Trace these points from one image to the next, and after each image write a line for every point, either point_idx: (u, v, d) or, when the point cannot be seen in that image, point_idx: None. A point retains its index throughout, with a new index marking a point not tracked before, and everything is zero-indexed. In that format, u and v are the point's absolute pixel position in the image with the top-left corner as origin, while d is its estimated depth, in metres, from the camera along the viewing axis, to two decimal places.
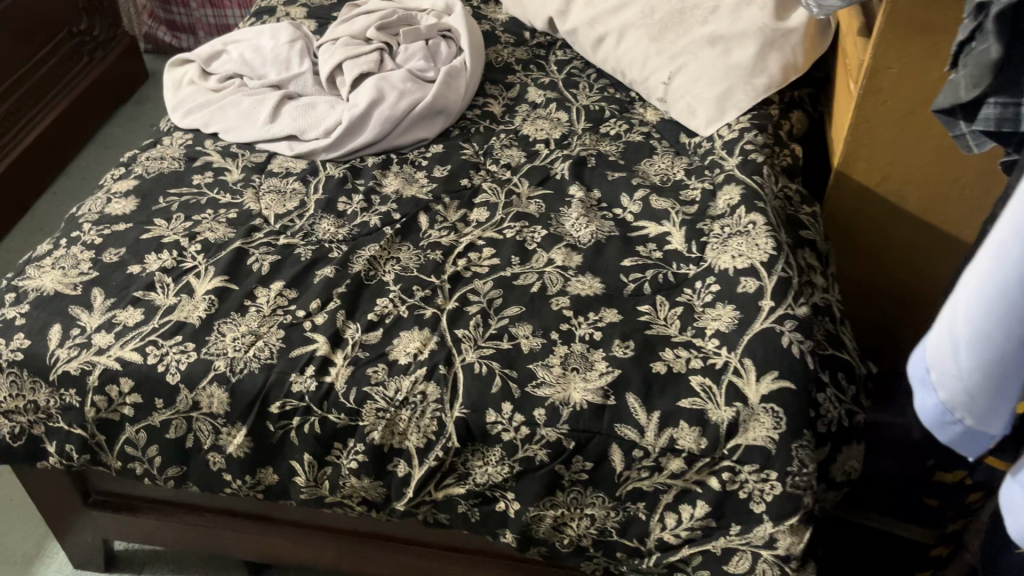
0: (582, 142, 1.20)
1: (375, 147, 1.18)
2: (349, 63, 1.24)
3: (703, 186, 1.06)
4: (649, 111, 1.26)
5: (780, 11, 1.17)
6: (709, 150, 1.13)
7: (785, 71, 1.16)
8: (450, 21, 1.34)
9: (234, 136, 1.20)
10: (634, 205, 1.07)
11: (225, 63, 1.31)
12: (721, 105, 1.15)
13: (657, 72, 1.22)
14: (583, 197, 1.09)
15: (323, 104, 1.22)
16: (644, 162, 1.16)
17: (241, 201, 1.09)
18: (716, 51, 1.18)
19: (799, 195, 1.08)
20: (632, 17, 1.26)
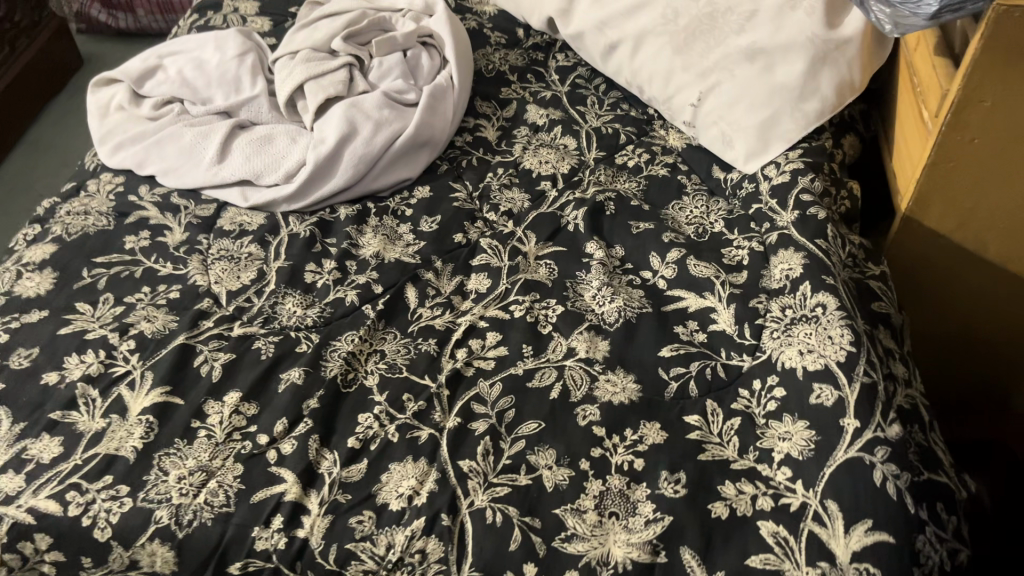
0: (596, 179, 1.01)
1: (348, 193, 0.98)
2: (312, 84, 1.03)
3: (751, 247, 0.87)
4: (672, 135, 1.06)
5: (831, 15, 0.96)
6: (753, 194, 0.93)
7: (839, 92, 0.96)
8: (431, 25, 1.13)
9: (176, 181, 0.99)
10: (666, 268, 0.88)
11: (160, 83, 1.08)
12: (764, 136, 0.96)
13: (683, 91, 1.02)
14: (603, 258, 0.90)
15: (282, 138, 1.02)
16: (672, 206, 0.97)
17: (186, 274, 0.89)
18: (755, 67, 0.98)
19: (863, 250, 0.90)
20: (650, 21, 1.05)
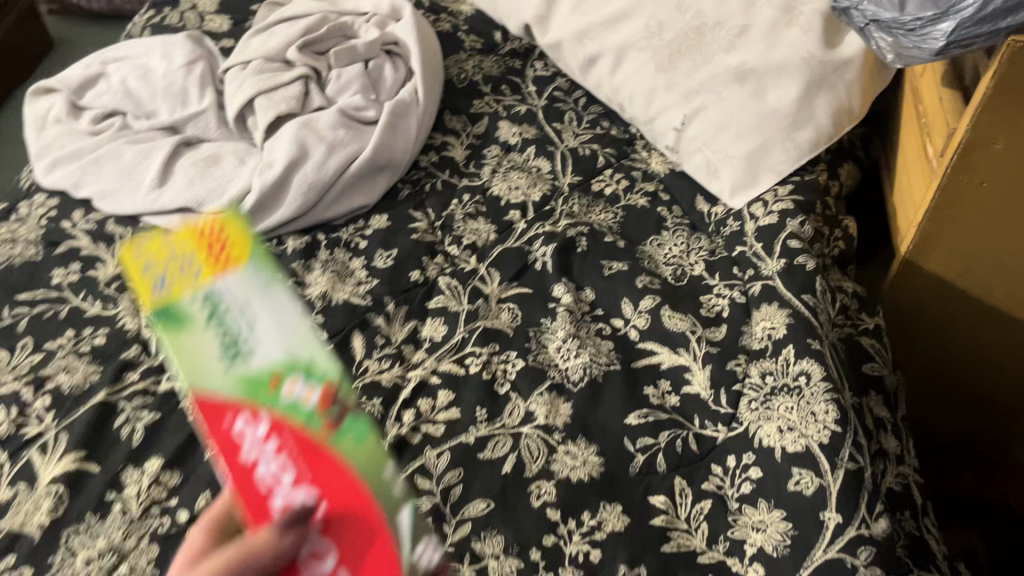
0: (568, 209, 0.93)
1: (299, 223, 0.90)
2: (264, 99, 0.95)
3: (733, 297, 0.79)
4: (654, 159, 0.98)
5: (829, 34, 0.89)
6: (738, 233, 0.85)
7: (836, 120, 0.87)
8: (396, 31, 1.04)
9: (112, 206, 0.91)
10: (638, 318, 0.80)
11: (100, 95, 1.00)
12: (752, 167, 0.87)
13: (666, 112, 0.93)
14: (571, 304, 0.82)
15: (229, 159, 0.94)
16: (650, 243, 0.88)
17: (114, 315, 0.82)
18: (744, 90, 0.89)
19: (857, 299, 0.82)
20: (632, 32, 0.96)
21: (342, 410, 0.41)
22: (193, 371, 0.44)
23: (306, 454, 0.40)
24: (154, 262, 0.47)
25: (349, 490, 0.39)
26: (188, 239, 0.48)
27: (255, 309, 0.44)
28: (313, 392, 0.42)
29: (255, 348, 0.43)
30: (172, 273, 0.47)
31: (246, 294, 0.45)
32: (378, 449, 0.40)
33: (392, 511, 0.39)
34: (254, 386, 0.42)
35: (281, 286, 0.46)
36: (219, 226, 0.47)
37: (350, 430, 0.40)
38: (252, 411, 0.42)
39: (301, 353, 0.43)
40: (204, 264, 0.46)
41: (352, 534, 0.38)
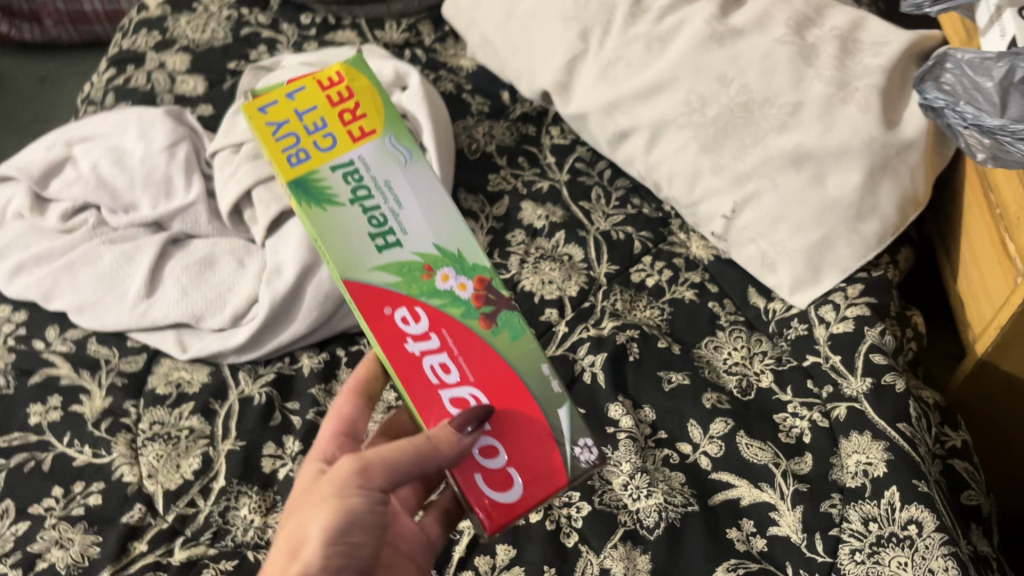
0: (611, 306, 0.84)
1: (312, 337, 0.79)
2: (264, 190, 0.84)
3: (814, 420, 0.72)
4: (694, 243, 0.90)
5: (888, 113, 0.82)
6: (806, 339, 0.77)
7: (901, 209, 0.81)
8: (403, 102, 0.94)
9: (93, 322, 0.80)
10: (709, 444, 0.72)
11: (69, 183, 0.87)
12: (815, 262, 0.80)
13: (712, 198, 0.85)
14: (633, 429, 0.73)
15: (227, 261, 0.83)
16: (706, 346, 0.81)
17: (108, 463, 0.70)
18: (802, 176, 0.82)
19: (938, 410, 0.75)
20: (669, 106, 0.88)
21: (495, 305, 0.56)
22: (349, 255, 0.55)
23: (465, 346, 0.55)
24: (285, 123, 0.59)
25: (523, 406, 0.54)
26: (319, 110, 0.59)
27: (395, 189, 0.57)
28: (466, 283, 0.56)
29: (403, 238, 0.56)
30: (318, 139, 0.59)
31: (381, 169, 0.58)
32: (532, 341, 0.56)
33: (553, 409, 0.54)
34: (408, 272, 0.55)
35: (416, 158, 0.59)
36: (340, 90, 0.61)
37: (508, 327, 0.56)
38: (411, 308, 0.55)
39: (447, 246, 0.57)
40: (345, 135, 0.59)
41: (532, 459, 0.53)
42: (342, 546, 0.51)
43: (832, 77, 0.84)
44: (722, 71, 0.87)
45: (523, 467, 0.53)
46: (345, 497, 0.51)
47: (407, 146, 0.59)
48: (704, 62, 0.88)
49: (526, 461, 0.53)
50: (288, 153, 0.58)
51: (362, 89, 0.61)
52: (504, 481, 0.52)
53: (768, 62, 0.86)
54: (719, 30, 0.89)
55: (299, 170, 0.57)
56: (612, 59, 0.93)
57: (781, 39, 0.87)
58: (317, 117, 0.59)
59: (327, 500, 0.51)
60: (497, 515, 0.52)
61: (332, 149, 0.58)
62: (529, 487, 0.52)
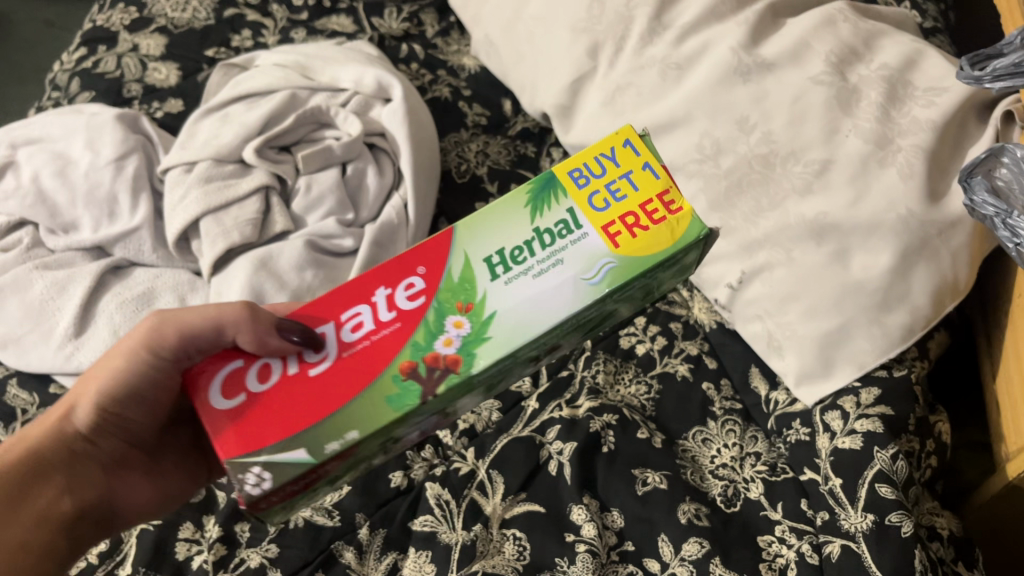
0: (591, 379, 0.74)
1: None
2: (211, 222, 0.75)
3: (802, 552, 0.62)
4: (697, 304, 0.79)
5: (933, 183, 0.69)
6: (806, 447, 0.68)
7: (936, 300, 0.68)
8: (382, 118, 0.84)
9: (17, 360, 0.73)
10: (679, 566, 0.62)
11: (7, 195, 0.79)
12: (828, 354, 0.68)
13: (718, 264, 0.75)
14: (594, 540, 0.64)
15: (166, 300, 0.74)
16: (693, 438, 0.71)
17: None
18: (822, 252, 0.70)
19: (952, 543, 0.65)
20: (679, 149, 0.77)
21: (421, 380, 0.48)
22: (484, 232, 0.52)
23: (386, 352, 0.49)
24: (606, 165, 0.54)
25: (304, 405, 0.48)
26: (637, 188, 0.53)
27: (553, 269, 0.51)
28: (453, 345, 0.49)
29: (495, 283, 0.51)
30: (606, 198, 0.53)
31: (574, 259, 0.51)
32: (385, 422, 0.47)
33: (314, 440, 0.47)
34: (459, 288, 0.51)
35: (594, 286, 0.50)
36: (663, 216, 0.52)
37: (399, 390, 0.48)
38: (421, 291, 0.51)
39: (495, 328, 0.49)
40: (610, 222, 0.52)
41: (263, 419, 0.47)
42: (115, 409, 0.55)
43: (873, 131, 0.71)
44: (744, 113, 0.75)
45: (253, 408, 0.47)
46: (132, 359, 0.53)
47: (610, 277, 0.50)
48: (724, 99, 0.76)
49: (266, 406, 0.47)
50: (577, 166, 0.54)
51: (670, 238, 0.51)
52: (231, 396, 0.48)
53: (799, 107, 0.73)
54: (746, 62, 0.76)
55: (560, 177, 0.53)
56: (621, 84, 0.82)
57: (818, 78, 0.74)
58: (622, 190, 0.53)
59: (121, 355, 0.54)
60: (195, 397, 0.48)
61: (597, 211, 0.52)
62: (234, 420, 0.47)
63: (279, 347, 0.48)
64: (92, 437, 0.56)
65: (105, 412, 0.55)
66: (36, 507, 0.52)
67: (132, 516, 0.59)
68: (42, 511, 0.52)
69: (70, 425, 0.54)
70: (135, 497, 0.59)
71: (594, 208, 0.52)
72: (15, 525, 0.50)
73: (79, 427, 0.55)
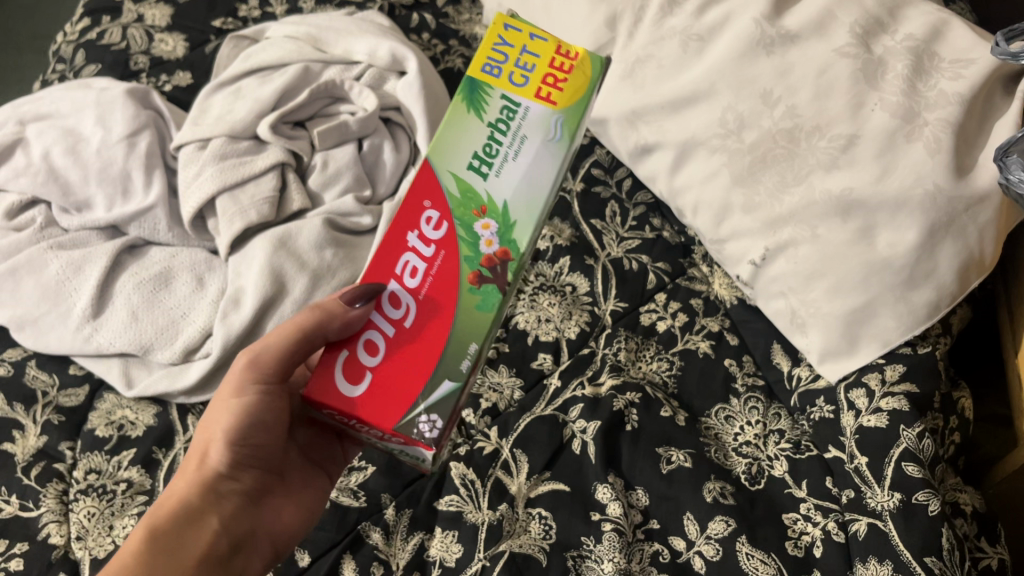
0: (613, 356, 0.74)
1: None
2: (228, 200, 0.74)
3: (828, 531, 0.63)
4: (717, 280, 0.80)
5: (960, 157, 0.67)
6: (831, 424, 0.68)
7: (963, 276, 0.67)
8: (397, 92, 0.83)
9: (35, 342, 0.72)
10: (706, 544, 0.63)
11: (18, 174, 0.78)
12: (851, 332, 0.68)
13: (742, 240, 0.74)
14: (621, 519, 0.64)
15: (183, 282, 0.74)
16: (716, 415, 0.71)
17: (34, 519, 0.64)
18: (847, 229, 0.69)
19: (975, 519, 0.65)
20: (700, 123, 0.76)
21: (491, 279, 0.52)
22: (451, 148, 0.53)
23: (444, 279, 0.51)
24: (509, 44, 0.57)
25: (430, 351, 0.50)
26: (539, 56, 0.57)
27: (523, 147, 0.54)
28: (495, 242, 0.52)
29: (490, 177, 0.53)
30: (523, 74, 0.56)
31: (532, 129, 0.54)
32: (484, 326, 0.51)
33: (440, 374, 0.50)
34: (467, 197, 0.53)
35: (559, 144, 0.54)
36: (568, 64, 0.57)
37: (479, 296, 0.52)
38: (440, 218, 0.52)
39: (515, 211, 0.53)
40: (535, 89, 0.55)
41: (397, 375, 0.50)
42: (246, 445, 0.54)
43: (899, 105, 0.68)
44: (768, 87, 0.73)
45: (381, 378, 0.49)
46: (244, 396, 0.53)
47: (565, 131, 0.55)
48: (748, 72, 0.74)
49: (391, 369, 0.50)
50: (487, 62, 0.56)
51: (583, 76, 0.57)
52: (356, 381, 0.49)
53: (824, 80, 0.71)
54: (769, 33, 0.74)
55: (479, 76, 0.55)
56: (641, 56, 0.81)
57: (842, 50, 0.71)
58: (531, 63, 0.57)
59: (228, 398, 0.53)
60: (325, 396, 0.49)
61: (521, 87, 0.55)
62: (373, 396, 0.49)
63: (364, 316, 0.50)
64: (229, 472, 0.54)
65: (236, 450, 0.53)
66: (199, 544, 0.49)
67: (288, 539, 0.57)
68: (200, 551, 0.49)
69: (207, 469, 0.52)
70: (281, 522, 0.57)
71: (518, 87, 0.55)
72: (183, 563, 0.48)
73: (217, 468, 0.53)
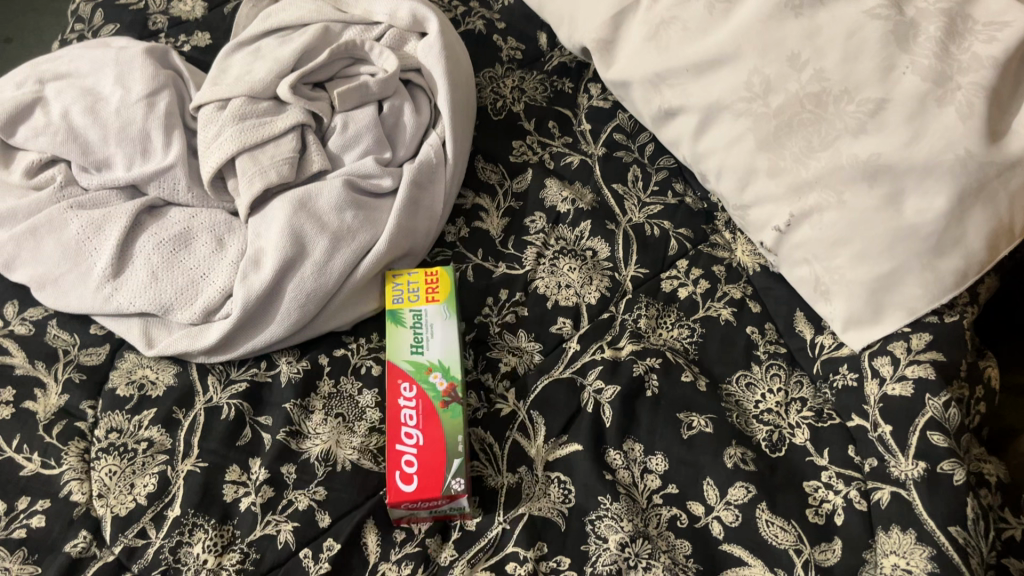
0: (632, 323, 0.74)
1: (292, 338, 0.72)
2: (247, 160, 0.74)
3: (850, 499, 0.62)
4: (739, 246, 0.79)
5: (992, 122, 0.64)
6: (854, 392, 0.67)
7: (993, 243, 0.64)
8: (418, 54, 0.82)
9: (55, 301, 0.73)
10: (725, 509, 0.62)
11: (36, 132, 0.78)
12: (877, 300, 0.67)
13: (766, 206, 0.74)
14: (630, 485, 0.65)
15: (202, 241, 0.74)
16: (737, 382, 0.70)
17: (57, 477, 0.64)
18: (875, 194, 0.67)
19: (999, 490, 0.64)
20: (726, 86, 0.75)
21: (455, 401, 0.66)
22: (395, 352, 0.70)
23: (428, 421, 0.65)
24: (403, 275, 0.75)
25: (437, 462, 0.62)
26: (417, 277, 0.75)
27: (436, 332, 0.70)
28: (444, 381, 0.67)
29: (427, 353, 0.69)
30: (406, 293, 0.73)
31: (436, 333, 0.70)
32: (457, 427, 0.64)
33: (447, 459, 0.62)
34: (418, 365, 0.68)
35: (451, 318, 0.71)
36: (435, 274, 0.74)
37: (448, 413, 0.65)
38: (411, 385, 0.67)
39: (447, 361, 0.69)
40: (426, 294, 0.73)
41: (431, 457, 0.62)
42: None
43: (930, 67, 0.66)
44: (795, 50, 0.71)
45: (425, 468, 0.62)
46: None
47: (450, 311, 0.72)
48: (776, 35, 0.72)
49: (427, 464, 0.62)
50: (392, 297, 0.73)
51: (448, 278, 0.74)
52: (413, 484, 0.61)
53: (854, 43, 0.69)
54: None
55: (392, 308, 0.73)
56: (665, 18, 0.79)
57: (874, 12, 0.69)
58: (415, 285, 0.74)
59: None
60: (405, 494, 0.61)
61: (415, 300, 0.73)
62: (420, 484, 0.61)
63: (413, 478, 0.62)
64: None
65: None
66: None
67: None
68: None
69: None
70: None
71: (414, 297, 0.73)
72: None
73: None
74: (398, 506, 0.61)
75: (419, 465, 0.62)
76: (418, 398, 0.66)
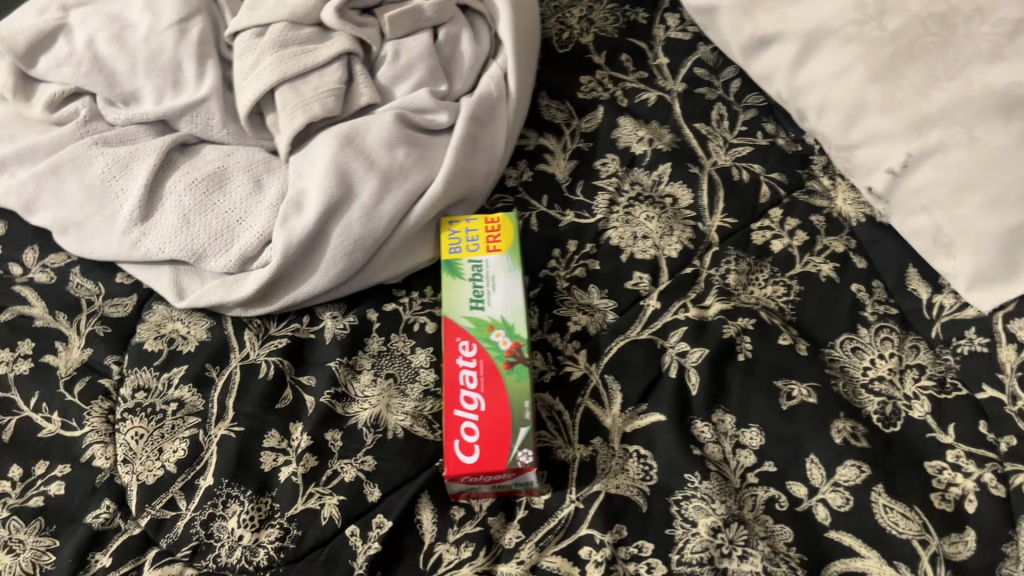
0: (721, 279, 0.65)
1: (336, 291, 0.65)
2: (288, 92, 0.66)
3: (984, 482, 0.53)
4: (841, 195, 0.69)
5: None
6: (984, 360, 0.58)
7: None
8: None
9: (79, 247, 0.66)
10: (832, 491, 0.54)
11: (58, 63, 0.70)
12: (1013, 255, 0.57)
13: (875, 145, 0.64)
14: (721, 463, 0.56)
15: (238, 183, 0.66)
16: (842, 346, 0.61)
17: (78, 440, 0.58)
18: (1013, 131, 0.57)
19: None
20: (832, 8, 0.65)
21: (521, 362, 0.58)
22: (452, 306, 0.62)
23: (491, 383, 0.57)
24: (460, 221, 0.67)
25: (501, 431, 0.54)
26: (477, 223, 0.66)
27: (497, 284, 0.62)
28: (508, 340, 0.59)
29: (488, 308, 0.61)
30: (464, 242, 0.65)
31: (498, 285, 0.62)
32: (525, 392, 0.56)
33: (513, 428, 0.55)
34: (478, 322, 0.60)
35: (515, 269, 0.63)
36: (495, 220, 0.66)
37: (513, 374, 0.57)
38: (471, 343, 0.59)
39: (511, 317, 0.61)
40: (486, 243, 0.65)
41: (495, 426, 0.55)
42: None
43: None
44: None
45: (488, 438, 0.54)
46: None
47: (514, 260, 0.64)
48: None
49: (490, 435, 0.54)
50: (448, 246, 0.65)
51: (510, 223, 0.66)
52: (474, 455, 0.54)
53: None
54: None
55: (448, 258, 0.65)
56: None
57: None
58: (473, 233, 0.66)
59: None
60: (465, 467, 0.53)
61: (474, 249, 0.65)
62: (483, 456, 0.53)
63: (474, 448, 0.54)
64: None
65: None
66: None
67: None
68: None
69: None
70: None
71: (473, 246, 0.65)
72: None
73: None
74: (457, 481, 0.53)
75: (480, 434, 0.54)
76: (478, 357, 0.58)
